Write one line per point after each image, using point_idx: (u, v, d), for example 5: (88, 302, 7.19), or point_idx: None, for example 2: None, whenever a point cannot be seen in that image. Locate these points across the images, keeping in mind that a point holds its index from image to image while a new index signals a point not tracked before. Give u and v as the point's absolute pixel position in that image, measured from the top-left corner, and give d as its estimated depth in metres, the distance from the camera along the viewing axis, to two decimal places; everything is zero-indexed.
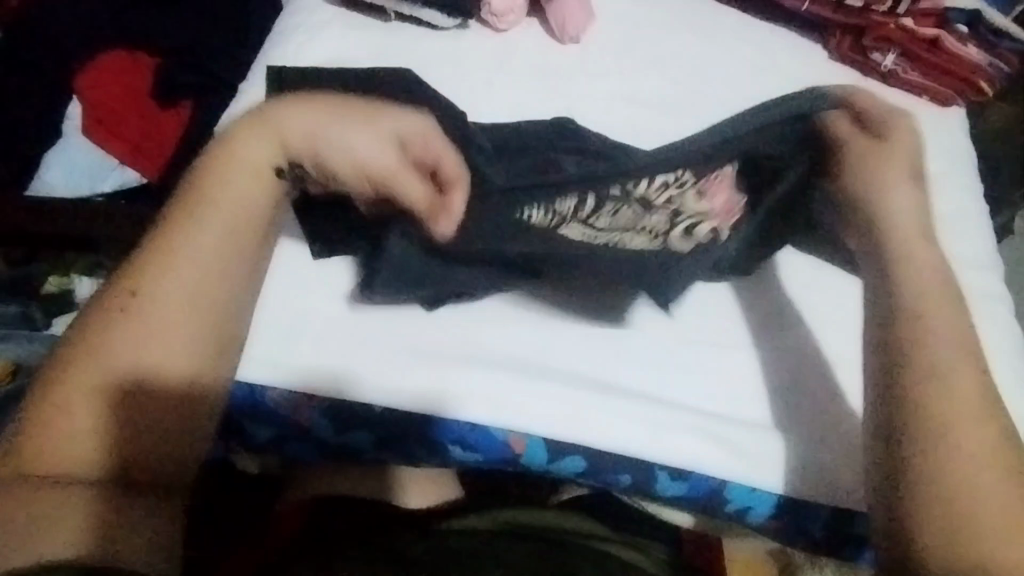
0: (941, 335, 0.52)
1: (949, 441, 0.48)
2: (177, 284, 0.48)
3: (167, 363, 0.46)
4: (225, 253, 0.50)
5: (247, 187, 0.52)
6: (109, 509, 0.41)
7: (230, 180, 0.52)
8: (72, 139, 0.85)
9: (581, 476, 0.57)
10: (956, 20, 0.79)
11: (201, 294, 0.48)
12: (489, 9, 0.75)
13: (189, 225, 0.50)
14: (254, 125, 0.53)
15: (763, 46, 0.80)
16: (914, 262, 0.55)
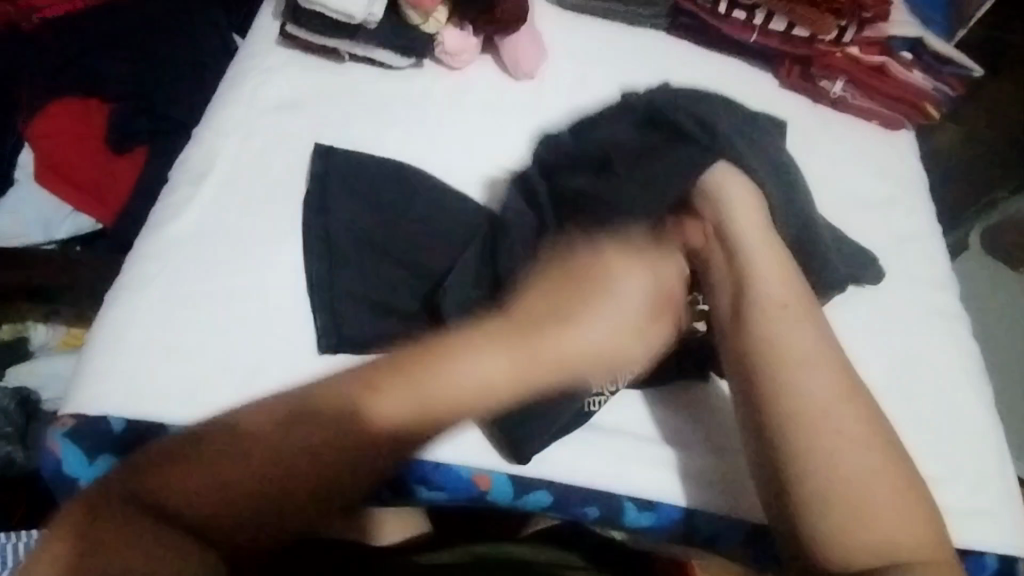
0: (804, 354, 0.52)
1: (834, 448, 0.50)
2: (388, 395, 0.46)
3: (296, 445, 0.44)
4: (447, 359, 0.47)
5: (597, 347, 0.49)
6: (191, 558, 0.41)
7: (588, 329, 0.48)
8: (24, 185, 0.76)
9: (547, 509, 0.59)
10: (899, 48, 0.82)
11: (415, 411, 0.45)
12: (443, 48, 0.73)
13: (525, 351, 0.47)
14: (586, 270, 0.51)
15: (712, 79, 0.82)
16: (782, 316, 0.54)
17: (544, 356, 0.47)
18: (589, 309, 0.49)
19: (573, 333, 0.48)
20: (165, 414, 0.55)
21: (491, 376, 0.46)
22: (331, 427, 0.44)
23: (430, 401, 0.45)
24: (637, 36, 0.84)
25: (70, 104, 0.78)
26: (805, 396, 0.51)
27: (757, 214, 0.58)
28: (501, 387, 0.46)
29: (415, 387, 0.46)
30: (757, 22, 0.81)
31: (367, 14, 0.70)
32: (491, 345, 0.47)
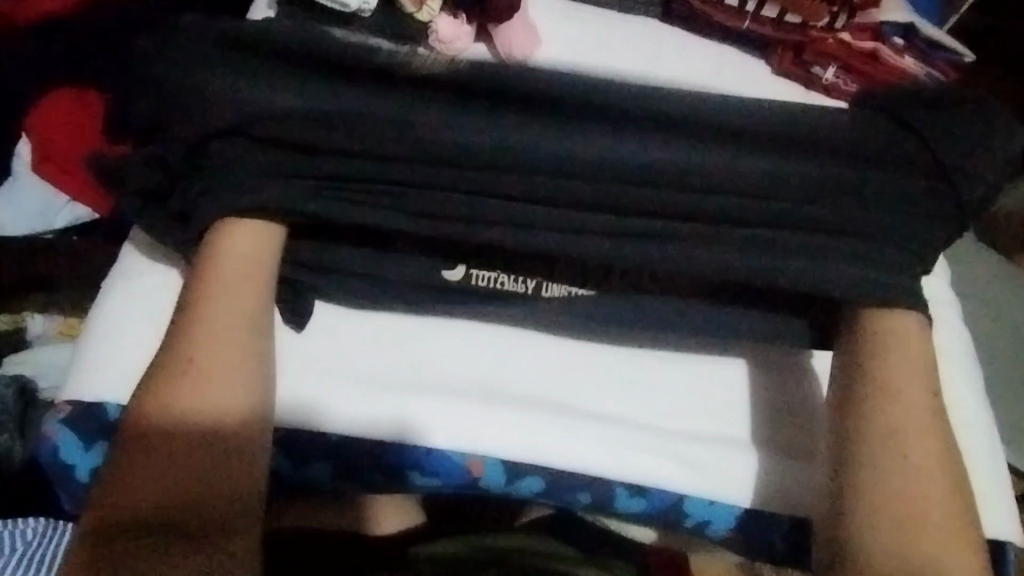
0: (914, 430, 0.55)
1: (909, 511, 0.52)
2: (197, 367, 0.53)
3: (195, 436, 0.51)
4: (215, 325, 0.55)
5: (244, 298, 0.57)
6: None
7: (233, 303, 0.57)
8: (23, 177, 0.77)
9: (540, 495, 0.59)
10: (891, 33, 0.83)
11: (214, 384, 0.53)
12: (436, 38, 0.73)
13: (211, 336, 0.55)
14: (231, 246, 0.59)
15: (706, 62, 0.82)
16: (898, 404, 0.56)
17: (219, 302, 0.56)
18: (223, 292, 0.57)
19: (222, 310, 0.56)
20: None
21: (222, 320, 0.56)
22: (180, 406, 0.52)
23: (195, 382, 0.53)
24: (631, 23, 0.84)
25: (61, 95, 0.78)
26: (913, 448, 0.55)
27: (905, 320, 0.59)
28: (238, 323, 0.56)
29: (215, 348, 0.54)
30: (749, 8, 0.83)
31: (361, 4, 0.71)
32: (184, 347, 0.54)
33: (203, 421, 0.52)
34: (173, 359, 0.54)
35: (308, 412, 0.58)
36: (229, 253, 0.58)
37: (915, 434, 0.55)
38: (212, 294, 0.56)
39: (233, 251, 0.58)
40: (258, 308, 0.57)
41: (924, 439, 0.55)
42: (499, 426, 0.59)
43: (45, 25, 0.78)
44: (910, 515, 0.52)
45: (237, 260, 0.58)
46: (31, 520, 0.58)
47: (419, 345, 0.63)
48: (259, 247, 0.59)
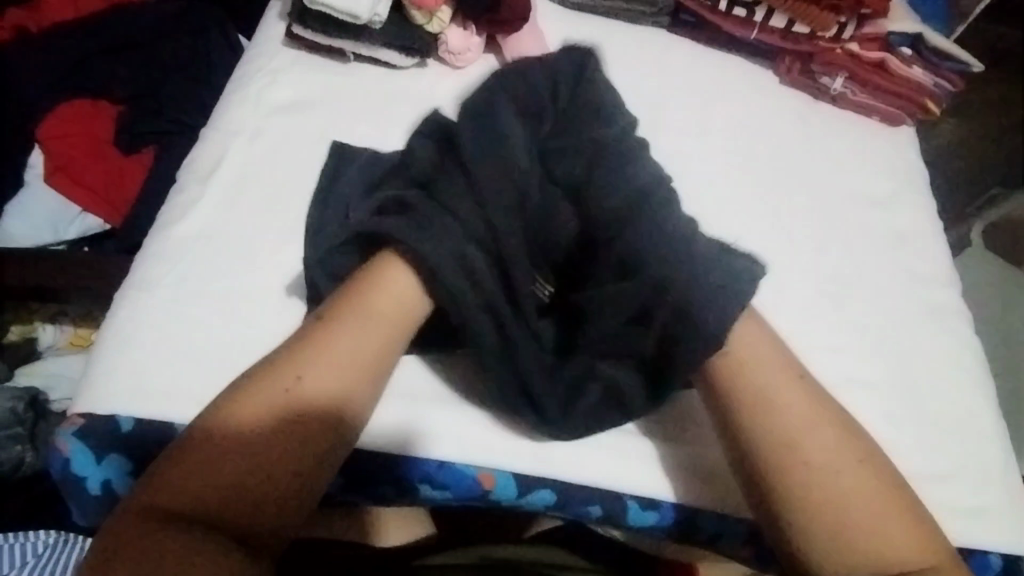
0: (785, 397, 0.52)
1: (815, 481, 0.49)
2: (314, 373, 0.48)
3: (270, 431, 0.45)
4: (355, 352, 0.50)
5: (363, 362, 0.50)
6: (189, 553, 0.40)
7: (348, 355, 0.50)
8: (33, 187, 0.75)
9: (551, 508, 0.59)
10: (899, 44, 0.83)
11: (321, 400, 0.47)
12: (446, 48, 0.73)
13: (332, 347, 0.50)
14: (385, 272, 0.53)
15: (711, 73, 0.83)
16: (751, 372, 0.53)
17: (365, 328, 0.51)
18: (340, 336, 0.50)
19: (338, 357, 0.49)
20: (187, 417, 0.56)
21: (361, 348, 0.50)
22: (271, 411, 0.46)
23: (290, 419, 0.46)
24: (640, 33, 0.84)
25: (75, 105, 0.78)
26: (785, 431, 0.51)
27: (750, 317, 0.56)
28: (348, 382, 0.49)
29: (342, 371, 0.49)
30: (757, 18, 0.82)
31: (372, 15, 0.70)
32: (294, 374, 0.48)
33: (274, 455, 0.44)
34: (301, 351, 0.49)
35: None
36: (365, 303, 0.52)
37: (797, 417, 0.52)
38: (363, 311, 0.52)
39: (379, 286, 0.53)
40: (369, 382, 0.50)
41: (801, 420, 0.52)
42: (510, 439, 0.59)
43: (57, 34, 0.78)
44: (806, 496, 0.49)
45: (357, 314, 0.52)
46: (43, 532, 0.58)
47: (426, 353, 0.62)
48: (395, 308, 0.53)
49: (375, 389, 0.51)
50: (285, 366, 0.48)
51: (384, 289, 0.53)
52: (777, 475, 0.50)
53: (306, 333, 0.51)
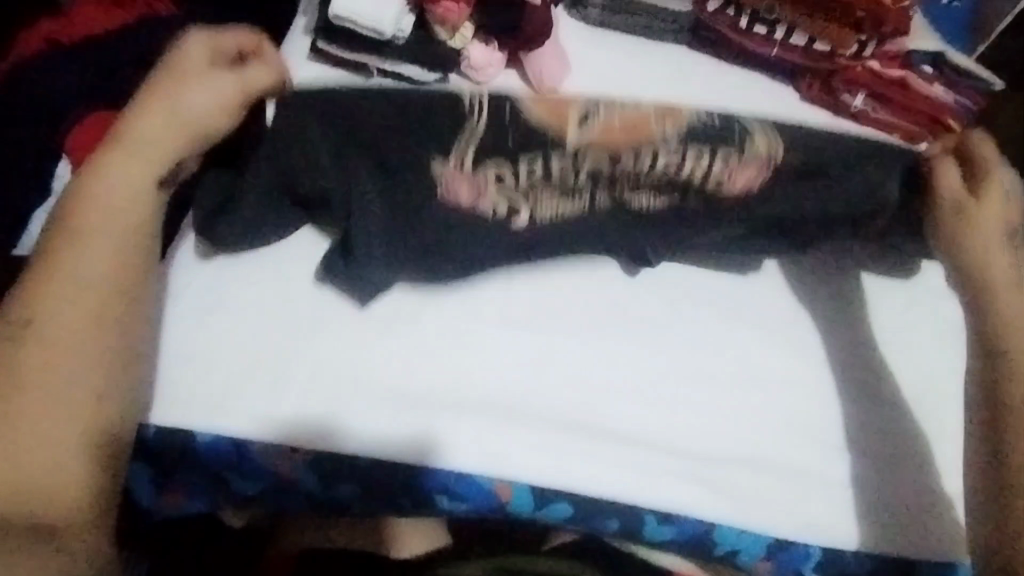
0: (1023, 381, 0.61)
1: None
2: (64, 279, 0.56)
3: (60, 364, 0.54)
4: (102, 231, 0.57)
5: (118, 196, 0.58)
6: (71, 470, 0.53)
7: (105, 201, 0.57)
8: (59, 198, 0.74)
9: (568, 522, 0.59)
10: (919, 61, 0.83)
11: (59, 305, 0.55)
12: (467, 63, 0.74)
13: (90, 246, 0.56)
14: (185, 78, 0.59)
15: (731, 87, 0.84)
16: (1019, 355, 0.61)
17: (94, 218, 0.57)
18: (107, 172, 0.58)
19: (67, 276, 0.56)
20: (222, 429, 0.59)
21: (107, 189, 0.58)
22: (34, 353, 0.54)
23: (47, 359, 0.54)
24: (661, 48, 0.85)
25: (104, 117, 0.76)
26: (1019, 406, 0.60)
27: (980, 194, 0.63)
28: (123, 223, 0.58)
29: (65, 284, 0.56)
30: (778, 36, 0.82)
31: (395, 30, 0.70)
32: (30, 337, 0.54)
33: (78, 407, 0.54)
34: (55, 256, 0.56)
35: (329, 427, 0.59)
36: (184, 91, 0.59)
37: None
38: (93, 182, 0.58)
39: None
40: (134, 218, 0.58)
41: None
42: (528, 449, 0.59)
43: (86, 48, 0.79)
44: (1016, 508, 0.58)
45: (195, 98, 0.59)
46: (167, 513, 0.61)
47: (444, 351, 0.63)
48: (220, 100, 0.60)
49: (143, 242, 0.59)
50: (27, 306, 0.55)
51: (198, 46, 0.60)
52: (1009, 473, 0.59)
53: (52, 246, 0.57)
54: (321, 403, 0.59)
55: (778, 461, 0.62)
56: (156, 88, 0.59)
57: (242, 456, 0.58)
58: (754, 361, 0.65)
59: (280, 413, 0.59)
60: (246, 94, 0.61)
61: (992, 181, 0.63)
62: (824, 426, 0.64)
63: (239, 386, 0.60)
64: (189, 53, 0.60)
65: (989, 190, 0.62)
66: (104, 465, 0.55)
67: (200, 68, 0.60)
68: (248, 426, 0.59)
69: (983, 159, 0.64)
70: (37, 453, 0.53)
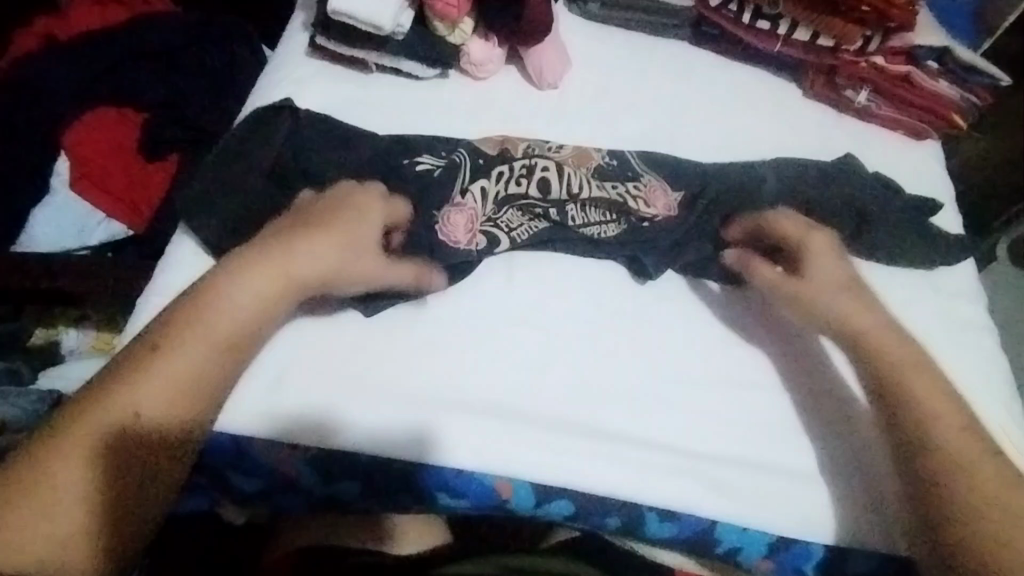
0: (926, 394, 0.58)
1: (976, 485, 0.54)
2: (197, 348, 0.52)
3: (137, 398, 0.49)
4: (244, 340, 0.54)
5: (244, 319, 0.54)
6: (112, 496, 0.48)
7: (233, 307, 0.53)
8: (58, 193, 0.76)
9: (569, 519, 0.59)
10: (924, 57, 0.81)
11: (197, 357, 0.52)
12: (467, 59, 0.74)
13: (206, 327, 0.52)
14: (359, 204, 0.59)
15: (732, 82, 0.83)
16: (918, 365, 0.59)
17: (231, 320, 0.53)
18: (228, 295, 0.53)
19: (185, 361, 0.51)
20: (219, 425, 0.58)
21: (255, 307, 0.54)
22: (151, 387, 0.50)
23: (139, 419, 0.49)
24: (662, 43, 0.84)
25: (104, 113, 0.78)
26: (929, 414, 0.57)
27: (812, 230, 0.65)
28: (221, 346, 0.52)
29: (210, 331, 0.52)
30: (781, 31, 0.82)
31: (395, 25, 0.70)
32: (162, 356, 0.51)
33: (138, 450, 0.49)
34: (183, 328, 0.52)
35: (329, 423, 0.58)
36: (342, 222, 0.57)
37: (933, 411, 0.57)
38: (220, 308, 0.53)
39: None
40: (241, 347, 0.54)
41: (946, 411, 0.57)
42: (529, 446, 0.59)
43: (87, 43, 0.79)
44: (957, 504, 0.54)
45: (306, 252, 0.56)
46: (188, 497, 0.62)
47: (444, 347, 0.62)
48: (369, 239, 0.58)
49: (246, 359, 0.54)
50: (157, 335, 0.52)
51: (365, 193, 0.61)
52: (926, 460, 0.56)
53: (195, 310, 0.53)
54: (321, 398, 0.59)
55: (781, 458, 0.62)
56: (328, 206, 0.59)
57: (241, 452, 0.58)
58: (748, 358, 0.66)
59: (280, 409, 0.58)
60: (361, 208, 0.59)
61: (808, 245, 0.64)
62: (831, 422, 0.63)
63: (242, 378, 0.59)
64: (367, 195, 0.60)
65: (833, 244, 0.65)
66: (108, 465, 0.48)
67: (359, 210, 0.59)
68: (247, 423, 0.58)
69: (789, 235, 0.65)
70: (40, 507, 0.47)
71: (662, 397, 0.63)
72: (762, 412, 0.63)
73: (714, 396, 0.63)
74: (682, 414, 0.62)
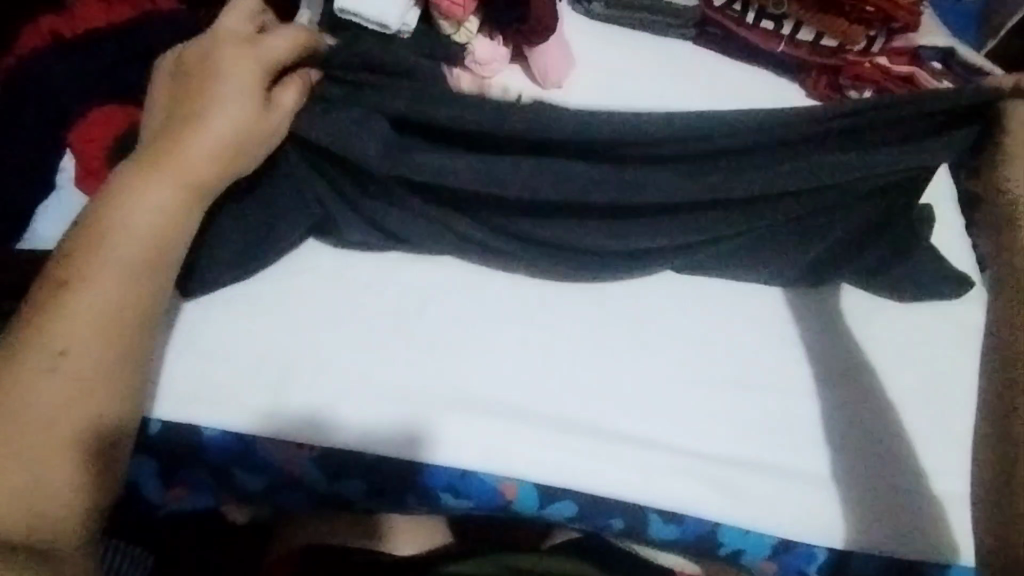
0: None
1: None
2: (102, 276, 0.54)
3: (52, 376, 0.51)
4: (146, 244, 0.55)
5: (166, 212, 0.56)
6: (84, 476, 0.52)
7: (149, 200, 0.55)
8: (64, 191, 0.74)
9: (571, 520, 0.59)
10: (928, 57, 0.82)
11: (100, 294, 0.53)
12: (472, 58, 0.74)
13: (107, 251, 0.54)
14: (238, 39, 0.60)
15: (737, 81, 0.83)
16: None
17: (128, 235, 0.55)
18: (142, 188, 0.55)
19: (94, 297, 0.53)
20: (223, 424, 0.57)
21: (154, 210, 0.55)
22: (65, 333, 0.52)
23: (63, 373, 0.52)
24: (667, 43, 0.84)
25: (109, 109, 0.76)
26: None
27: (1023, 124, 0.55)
28: (141, 249, 0.55)
29: (113, 264, 0.54)
30: (785, 31, 0.82)
31: (401, 24, 0.70)
32: (63, 299, 0.53)
33: (83, 414, 0.52)
34: (84, 255, 0.54)
35: (332, 421, 0.58)
36: (216, 93, 0.58)
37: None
38: (118, 223, 0.55)
39: None
40: (171, 233, 0.56)
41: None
42: (534, 447, 0.58)
43: (90, 39, 0.79)
44: None
45: (217, 121, 0.57)
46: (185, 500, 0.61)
47: (449, 347, 0.62)
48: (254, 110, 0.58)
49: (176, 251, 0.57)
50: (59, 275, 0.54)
51: (237, 42, 0.60)
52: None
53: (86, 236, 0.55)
54: (327, 395, 0.59)
55: (788, 460, 0.61)
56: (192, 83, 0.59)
57: (247, 451, 0.58)
58: (752, 359, 0.65)
59: (284, 408, 0.58)
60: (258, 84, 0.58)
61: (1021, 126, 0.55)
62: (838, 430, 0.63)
63: (244, 377, 0.59)
64: (225, 35, 0.60)
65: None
66: (98, 458, 0.52)
67: (229, 84, 0.58)
68: (248, 421, 0.58)
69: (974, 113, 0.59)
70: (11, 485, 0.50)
71: (669, 396, 0.62)
72: (768, 410, 0.63)
73: (722, 395, 0.63)
74: (688, 414, 0.62)
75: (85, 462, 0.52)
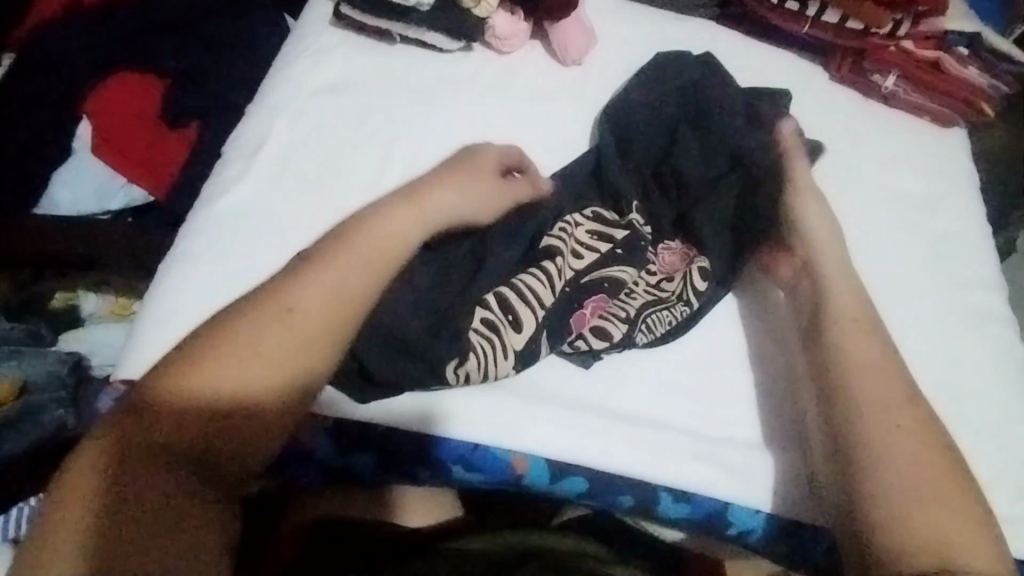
0: (869, 400, 0.52)
1: (905, 493, 0.48)
2: (328, 281, 0.49)
3: (266, 359, 0.46)
4: (379, 261, 0.52)
5: (381, 239, 0.52)
6: (136, 496, 0.42)
7: (386, 223, 0.53)
8: (81, 158, 0.76)
9: (582, 497, 0.58)
10: (955, 43, 0.80)
11: (292, 296, 0.48)
12: (492, 32, 0.73)
13: (348, 252, 0.51)
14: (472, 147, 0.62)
15: (760, 63, 0.82)
16: (861, 391, 0.53)
17: (355, 245, 0.51)
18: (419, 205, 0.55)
19: (322, 288, 0.49)
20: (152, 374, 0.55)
21: (395, 227, 0.53)
22: (285, 328, 0.47)
23: (290, 340, 0.47)
24: (689, 22, 0.83)
25: (125, 77, 0.77)
26: (857, 364, 0.54)
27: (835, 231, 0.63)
28: (356, 263, 0.51)
29: (328, 282, 0.49)
30: (810, 13, 0.80)
31: None
32: (277, 293, 0.48)
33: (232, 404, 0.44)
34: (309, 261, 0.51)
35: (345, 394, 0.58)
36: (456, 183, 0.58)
37: (865, 362, 0.55)
38: (357, 240, 0.52)
39: None
40: (391, 258, 0.52)
41: (879, 358, 0.55)
42: (544, 424, 0.59)
43: (112, 7, 0.79)
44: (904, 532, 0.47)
45: (445, 196, 0.57)
46: None
47: None
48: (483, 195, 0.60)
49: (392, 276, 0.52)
50: (275, 294, 0.48)
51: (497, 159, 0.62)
52: (861, 462, 0.50)
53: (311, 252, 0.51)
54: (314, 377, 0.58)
55: (783, 439, 0.62)
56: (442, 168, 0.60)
57: None
58: (763, 346, 0.66)
59: None
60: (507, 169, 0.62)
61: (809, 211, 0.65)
62: None
63: None
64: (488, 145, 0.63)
65: (817, 243, 0.63)
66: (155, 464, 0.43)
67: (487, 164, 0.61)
68: None
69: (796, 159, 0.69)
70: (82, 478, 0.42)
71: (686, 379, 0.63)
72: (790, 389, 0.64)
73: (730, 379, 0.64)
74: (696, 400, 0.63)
75: (138, 480, 0.42)
